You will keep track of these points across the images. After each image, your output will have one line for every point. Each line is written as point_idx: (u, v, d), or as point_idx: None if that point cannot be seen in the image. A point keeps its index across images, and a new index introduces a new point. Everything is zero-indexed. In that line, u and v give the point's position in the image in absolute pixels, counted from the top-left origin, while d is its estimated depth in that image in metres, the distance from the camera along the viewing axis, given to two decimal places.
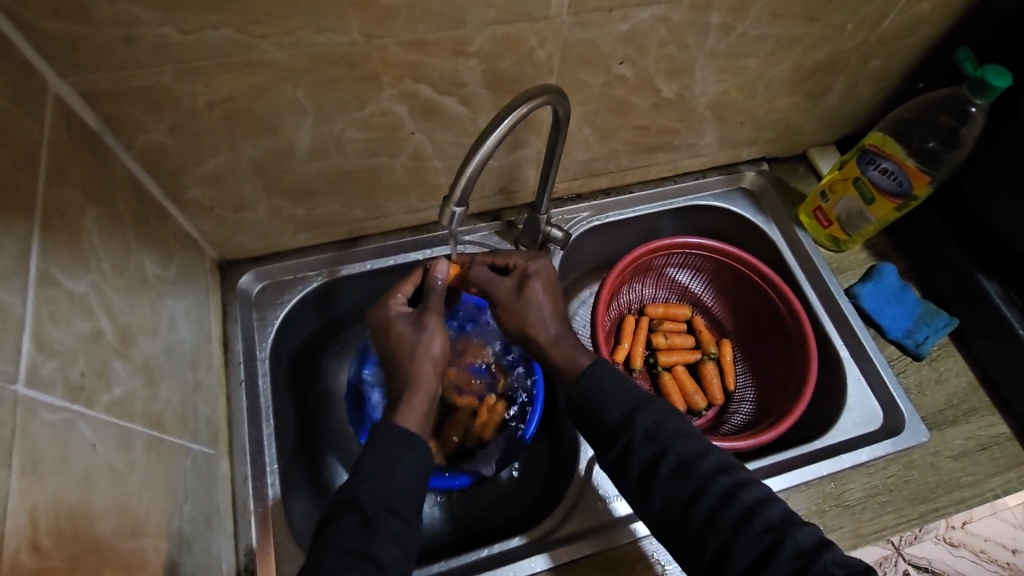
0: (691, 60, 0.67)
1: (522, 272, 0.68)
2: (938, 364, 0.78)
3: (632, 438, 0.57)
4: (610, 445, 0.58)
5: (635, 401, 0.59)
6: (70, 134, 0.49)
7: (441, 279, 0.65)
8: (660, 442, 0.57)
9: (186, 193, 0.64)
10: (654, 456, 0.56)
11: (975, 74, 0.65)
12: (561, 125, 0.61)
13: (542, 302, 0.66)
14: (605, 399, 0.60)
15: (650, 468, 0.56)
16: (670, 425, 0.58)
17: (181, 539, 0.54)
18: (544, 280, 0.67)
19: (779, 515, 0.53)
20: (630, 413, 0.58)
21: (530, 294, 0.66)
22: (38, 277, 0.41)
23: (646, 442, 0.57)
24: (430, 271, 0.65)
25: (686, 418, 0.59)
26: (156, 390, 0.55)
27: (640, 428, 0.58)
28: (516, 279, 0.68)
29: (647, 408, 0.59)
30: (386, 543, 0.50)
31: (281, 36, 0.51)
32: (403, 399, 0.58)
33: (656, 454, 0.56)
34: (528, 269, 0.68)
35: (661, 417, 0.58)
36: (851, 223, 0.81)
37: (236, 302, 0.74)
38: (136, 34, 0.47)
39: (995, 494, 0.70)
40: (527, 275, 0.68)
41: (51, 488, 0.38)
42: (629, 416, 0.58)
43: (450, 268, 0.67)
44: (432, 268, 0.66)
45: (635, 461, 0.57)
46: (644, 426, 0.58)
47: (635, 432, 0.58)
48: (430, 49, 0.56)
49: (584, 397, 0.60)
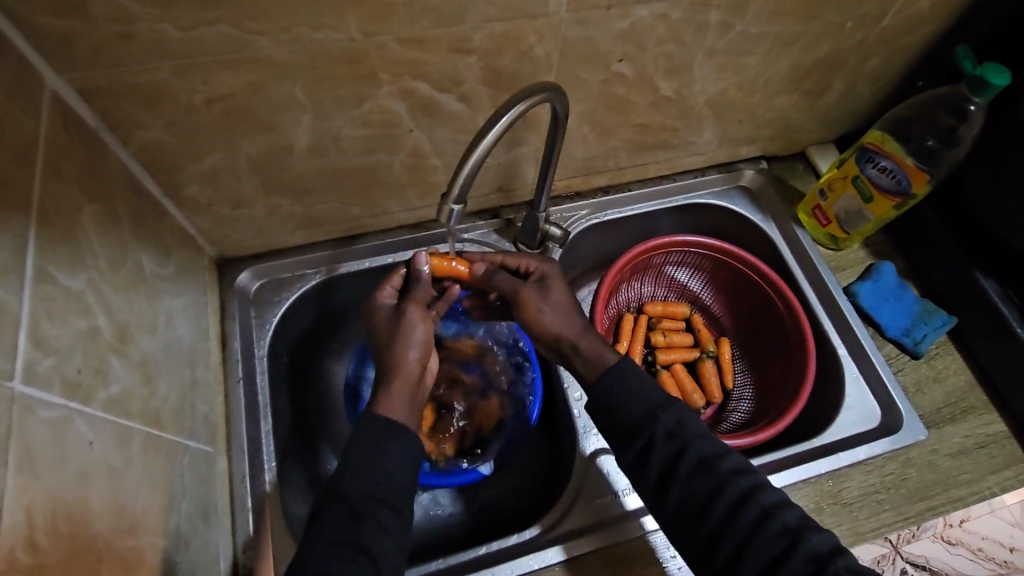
0: (691, 57, 0.67)
1: (539, 275, 0.69)
2: (936, 363, 0.78)
3: (654, 434, 0.57)
4: (632, 442, 0.58)
5: (655, 402, 0.59)
6: (67, 132, 0.49)
7: (425, 269, 0.65)
8: (682, 439, 0.57)
9: (184, 190, 0.64)
10: (665, 457, 0.57)
11: (974, 72, 0.65)
12: (559, 122, 0.61)
13: (563, 301, 0.67)
14: (632, 396, 0.60)
15: (668, 466, 0.57)
16: (692, 425, 0.58)
17: (179, 537, 0.54)
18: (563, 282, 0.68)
19: (795, 520, 0.53)
20: (653, 410, 0.59)
21: (551, 293, 0.67)
22: (34, 274, 0.41)
23: (667, 440, 0.57)
24: (414, 265, 0.65)
25: (688, 417, 0.59)
26: (154, 387, 0.55)
27: (663, 425, 0.58)
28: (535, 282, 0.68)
29: (669, 408, 0.59)
30: (374, 533, 0.50)
31: (279, 33, 0.51)
32: (383, 385, 0.58)
33: (678, 450, 0.57)
34: (545, 271, 0.69)
35: (682, 417, 0.58)
36: (850, 222, 0.81)
37: (234, 300, 0.74)
38: (133, 30, 0.47)
39: (993, 493, 0.70)
40: (546, 277, 0.68)
41: (47, 485, 0.38)
42: (651, 414, 0.58)
43: (434, 260, 0.67)
44: (414, 260, 0.66)
45: (656, 461, 0.57)
46: (652, 425, 0.58)
47: (657, 429, 0.58)
48: (429, 46, 0.56)
49: (607, 392, 0.60)
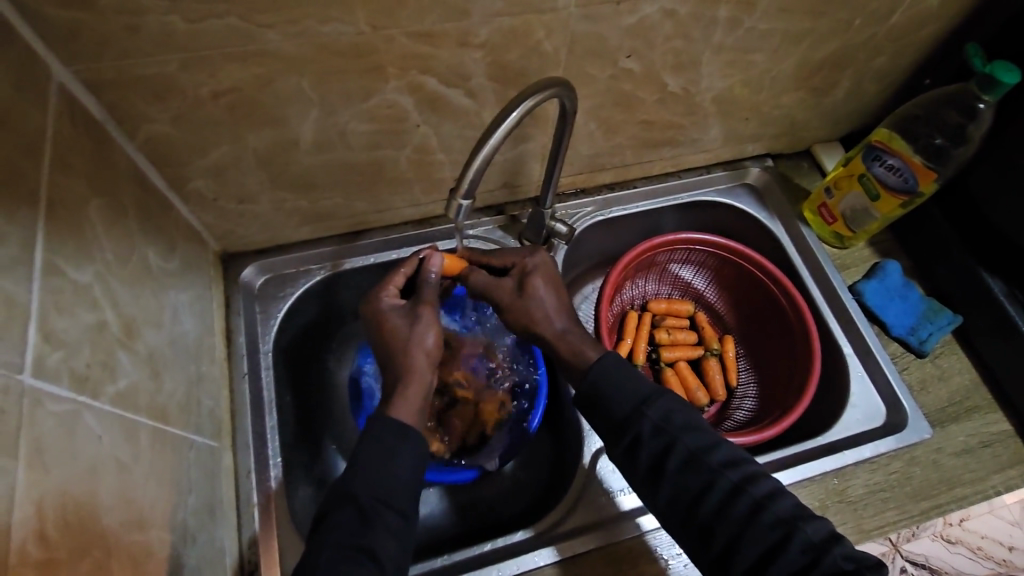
0: (698, 54, 0.67)
1: (521, 270, 0.67)
2: (940, 362, 0.78)
3: (641, 431, 0.57)
4: (621, 436, 0.58)
5: (657, 395, 0.59)
6: (74, 124, 0.49)
7: (435, 272, 0.63)
8: (670, 435, 0.57)
9: (190, 185, 0.64)
10: (661, 449, 0.56)
11: (983, 71, 0.65)
12: (568, 117, 0.60)
13: (552, 294, 0.66)
14: (620, 390, 0.59)
15: (658, 460, 0.56)
16: (680, 418, 0.58)
17: (186, 532, 0.53)
18: (550, 269, 0.68)
19: (789, 510, 0.53)
20: (639, 406, 0.58)
21: (538, 289, 0.66)
22: (43, 267, 0.41)
23: (655, 435, 0.57)
24: (422, 265, 0.64)
25: (688, 411, 0.59)
26: (160, 382, 0.54)
27: (649, 421, 0.57)
28: (516, 278, 0.67)
29: (656, 402, 0.58)
30: (382, 536, 0.50)
31: (287, 26, 0.51)
32: (395, 389, 0.57)
33: (676, 444, 0.56)
34: (526, 266, 0.67)
35: (672, 410, 0.58)
36: (856, 220, 0.81)
37: (238, 294, 0.74)
38: (141, 22, 0.47)
39: (996, 492, 0.70)
40: (526, 272, 0.67)
41: (58, 479, 0.38)
42: (638, 409, 0.58)
43: (444, 261, 0.66)
44: (426, 261, 0.64)
45: (644, 453, 0.57)
46: (654, 418, 0.57)
47: (644, 425, 0.57)
48: (437, 40, 0.56)
49: (595, 384, 0.60)
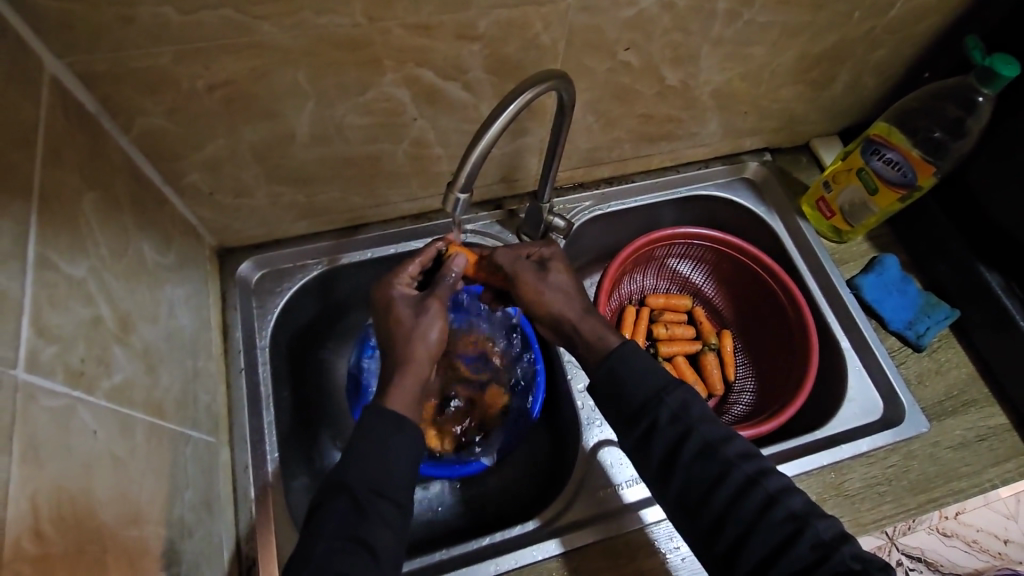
0: (697, 47, 0.67)
1: (538, 258, 0.68)
2: (938, 356, 0.78)
3: (657, 418, 0.57)
4: (634, 425, 0.58)
5: (660, 385, 0.59)
6: (66, 116, 0.48)
7: (456, 272, 0.63)
8: (685, 424, 0.57)
9: (184, 179, 0.63)
10: (675, 439, 0.56)
11: (983, 63, 0.64)
12: (566, 110, 0.60)
13: (561, 282, 0.66)
14: (633, 381, 0.59)
15: (672, 452, 0.56)
16: (696, 409, 0.57)
17: (182, 527, 0.53)
18: (563, 265, 0.67)
19: (801, 506, 0.53)
20: (656, 393, 0.58)
21: (549, 277, 0.66)
22: (36, 261, 0.41)
23: (671, 424, 0.57)
24: (446, 263, 0.63)
25: (702, 402, 0.59)
26: (156, 376, 0.54)
27: (667, 409, 0.57)
28: (534, 265, 0.67)
29: (673, 390, 0.58)
30: (378, 525, 0.50)
31: (281, 17, 0.50)
32: (390, 380, 0.57)
33: (681, 435, 0.56)
34: (543, 255, 0.68)
35: (688, 401, 0.58)
36: (854, 214, 0.81)
37: (235, 290, 0.74)
38: (133, 13, 0.46)
39: (994, 485, 0.70)
40: (543, 260, 0.67)
41: (53, 473, 0.37)
42: (658, 396, 0.58)
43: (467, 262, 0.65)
44: (449, 260, 0.64)
45: (661, 442, 0.57)
46: (670, 407, 0.57)
47: (663, 411, 0.57)
48: (435, 32, 0.55)
49: (609, 376, 0.60)
